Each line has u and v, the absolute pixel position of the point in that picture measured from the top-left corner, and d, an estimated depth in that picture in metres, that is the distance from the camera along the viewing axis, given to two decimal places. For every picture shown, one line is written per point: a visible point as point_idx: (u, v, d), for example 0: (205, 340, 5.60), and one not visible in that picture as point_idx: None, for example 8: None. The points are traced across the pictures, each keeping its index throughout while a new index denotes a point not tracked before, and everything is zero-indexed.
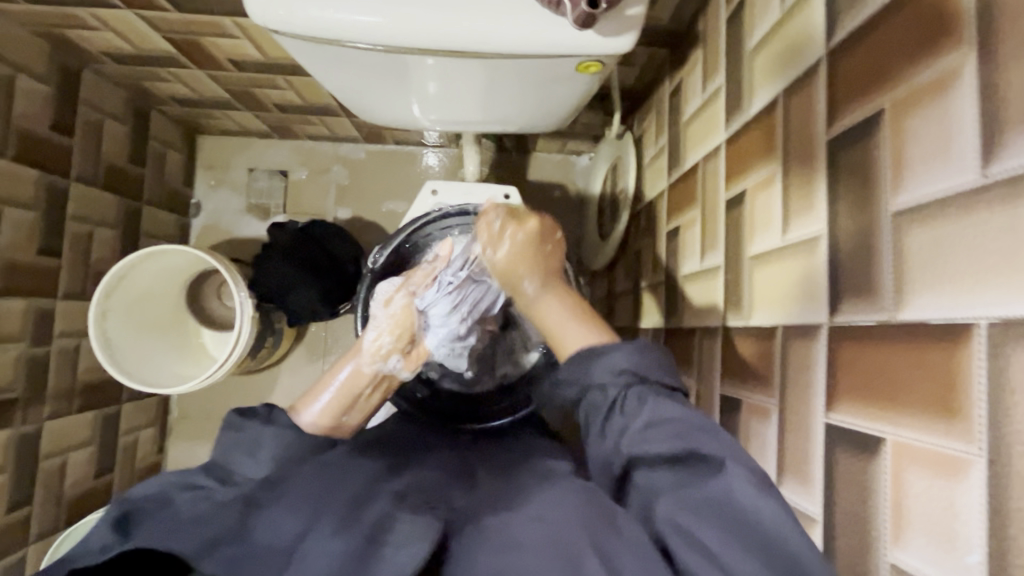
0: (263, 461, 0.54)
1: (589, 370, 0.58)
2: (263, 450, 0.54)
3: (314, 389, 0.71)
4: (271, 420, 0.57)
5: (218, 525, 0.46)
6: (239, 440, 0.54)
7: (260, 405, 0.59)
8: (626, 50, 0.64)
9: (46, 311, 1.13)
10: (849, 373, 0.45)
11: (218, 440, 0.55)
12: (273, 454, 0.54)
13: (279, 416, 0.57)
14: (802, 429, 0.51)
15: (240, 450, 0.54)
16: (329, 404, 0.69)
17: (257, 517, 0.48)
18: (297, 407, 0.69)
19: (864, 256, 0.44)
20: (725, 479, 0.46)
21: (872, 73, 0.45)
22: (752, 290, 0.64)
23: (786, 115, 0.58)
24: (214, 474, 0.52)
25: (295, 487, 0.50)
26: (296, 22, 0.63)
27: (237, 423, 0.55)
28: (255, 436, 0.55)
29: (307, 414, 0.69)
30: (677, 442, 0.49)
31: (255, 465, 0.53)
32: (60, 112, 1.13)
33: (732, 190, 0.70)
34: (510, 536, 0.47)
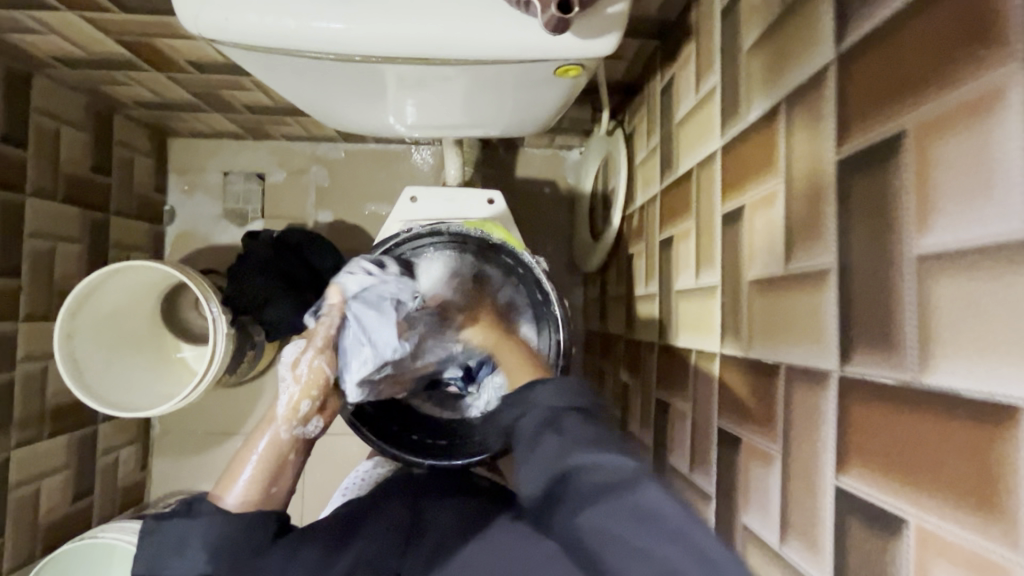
0: (189, 555, 0.55)
1: (525, 392, 0.65)
2: (189, 548, 0.55)
3: (235, 467, 0.66)
4: (193, 512, 0.59)
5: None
6: (163, 543, 0.55)
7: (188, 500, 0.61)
8: (608, 53, 0.57)
9: (7, 335, 1.07)
10: (862, 433, 0.40)
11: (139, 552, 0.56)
12: (202, 548, 0.55)
13: (201, 508, 0.59)
14: (808, 486, 0.46)
15: (168, 552, 0.55)
16: (247, 482, 0.64)
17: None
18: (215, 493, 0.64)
19: (882, 302, 0.38)
20: (636, 480, 0.51)
21: (894, 86, 0.38)
22: (750, 319, 0.58)
23: (788, 126, 0.51)
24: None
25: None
26: (233, 29, 0.55)
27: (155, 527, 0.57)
28: (181, 533, 0.56)
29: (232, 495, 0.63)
30: (589, 441, 0.56)
31: (183, 560, 0.54)
32: (8, 122, 1.05)
33: (729, 204, 0.64)
34: None
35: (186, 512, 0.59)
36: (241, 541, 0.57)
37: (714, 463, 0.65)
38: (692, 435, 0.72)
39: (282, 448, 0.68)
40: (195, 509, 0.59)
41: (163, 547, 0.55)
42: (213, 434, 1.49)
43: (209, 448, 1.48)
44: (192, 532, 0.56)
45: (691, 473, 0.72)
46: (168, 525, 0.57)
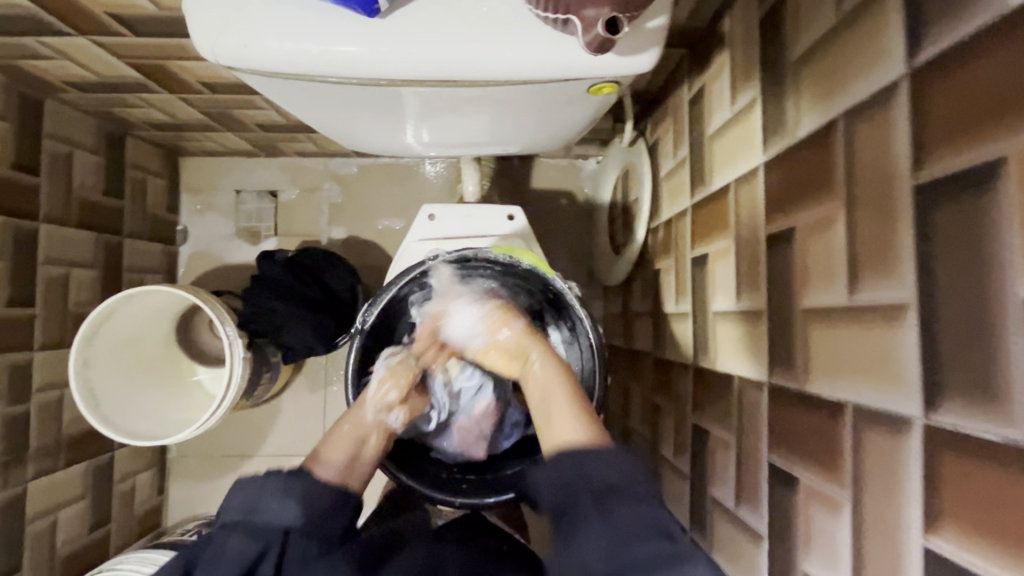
0: (287, 508, 0.63)
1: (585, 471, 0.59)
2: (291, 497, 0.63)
3: (330, 437, 0.74)
4: (293, 472, 0.67)
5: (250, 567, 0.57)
6: (267, 490, 0.64)
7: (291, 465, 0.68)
8: (647, 70, 0.54)
9: (23, 365, 1.05)
10: (960, 494, 0.36)
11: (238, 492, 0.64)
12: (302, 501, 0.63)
13: (303, 472, 0.67)
14: (888, 542, 0.42)
15: (273, 497, 0.63)
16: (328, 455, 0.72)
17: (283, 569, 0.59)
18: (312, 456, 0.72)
19: (982, 350, 0.34)
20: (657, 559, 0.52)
21: (987, 110, 0.34)
22: (805, 350, 0.54)
23: (848, 145, 0.48)
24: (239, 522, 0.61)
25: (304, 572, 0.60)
26: (252, 57, 0.52)
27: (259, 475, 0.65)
28: (286, 486, 0.64)
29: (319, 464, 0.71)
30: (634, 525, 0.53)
31: (280, 511, 0.62)
32: (21, 149, 1.04)
33: (776, 224, 0.60)
34: None
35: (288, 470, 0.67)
36: (329, 505, 0.66)
37: (765, 501, 0.61)
38: (737, 467, 0.68)
39: (364, 429, 0.75)
40: (293, 470, 0.67)
41: (268, 493, 0.63)
42: (230, 456, 1.46)
43: (226, 471, 1.46)
44: (293, 488, 0.64)
45: (735, 508, 0.68)
46: (274, 476, 0.65)
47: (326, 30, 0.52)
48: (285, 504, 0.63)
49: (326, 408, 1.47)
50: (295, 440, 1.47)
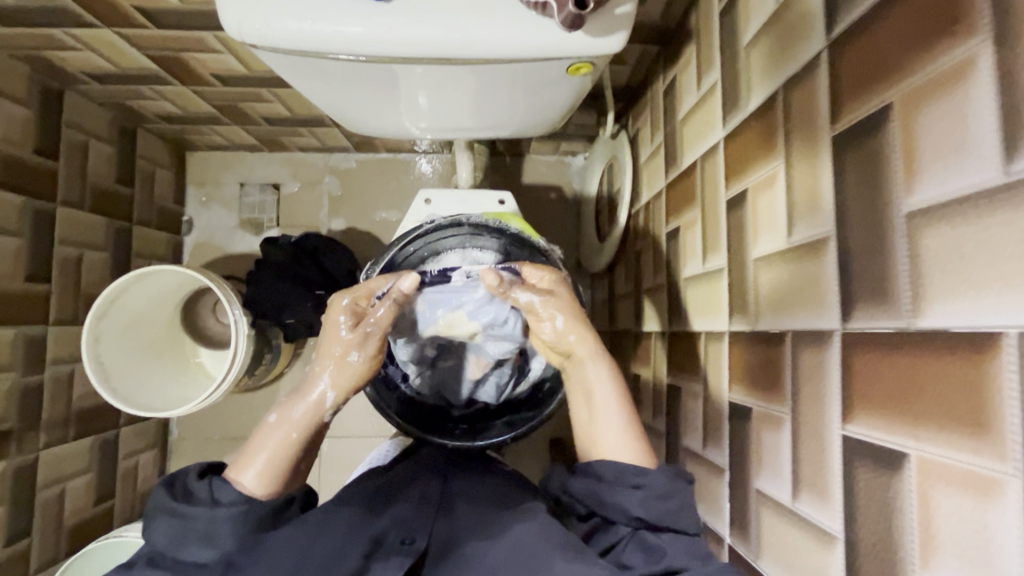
0: (213, 544, 0.55)
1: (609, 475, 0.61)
2: (215, 536, 0.56)
3: (260, 440, 0.62)
4: (214, 500, 0.57)
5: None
6: (188, 528, 0.55)
7: (200, 484, 0.58)
8: (616, 51, 0.62)
9: (38, 338, 1.11)
10: (866, 383, 0.43)
11: (158, 526, 0.56)
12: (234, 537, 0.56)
13: (222, 493, 0.58)
14: (817, 441, 0.49)
15: (191, 537, 0.55)
16: (268, 471, 0.61)
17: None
18: (235, 467, 0.61)
19: (878, 263, 0.42)
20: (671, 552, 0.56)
21: (878, 68, 0.42)
22: (757, 293, 0.61)
23: (786, 111, 0.56)
24: (165, 560, 0.55)
25: (279, 541, 0.56)
26: (273, 35, 0.60)
27: (176, 509, 0.56)
28: (204, 523, 0.55)
29: (250, 477, 0.60)
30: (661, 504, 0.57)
31: (206, 550, 0.55)
32: (42, 135, 1.11)
33: (733, 189, 0.68)
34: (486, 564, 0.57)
35: (205, 501, 0.57)
36: (265, 522, 0.58)
37: (726, 437, 0.68)
38: (704, 414, 0.75)
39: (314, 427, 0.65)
40: (217, 495, 0.58)
41: (191, 532, 0.55)
42: (230, 438, 1.51)
43: (226, 453, 1.51)
44: (217, 526, 0.56)
45: (703, 451, 0.75)
46: (193, 510, 0.55)
47: (340, 14, 0.60)
48: (209, 544, 0.55)
49: None
50: None
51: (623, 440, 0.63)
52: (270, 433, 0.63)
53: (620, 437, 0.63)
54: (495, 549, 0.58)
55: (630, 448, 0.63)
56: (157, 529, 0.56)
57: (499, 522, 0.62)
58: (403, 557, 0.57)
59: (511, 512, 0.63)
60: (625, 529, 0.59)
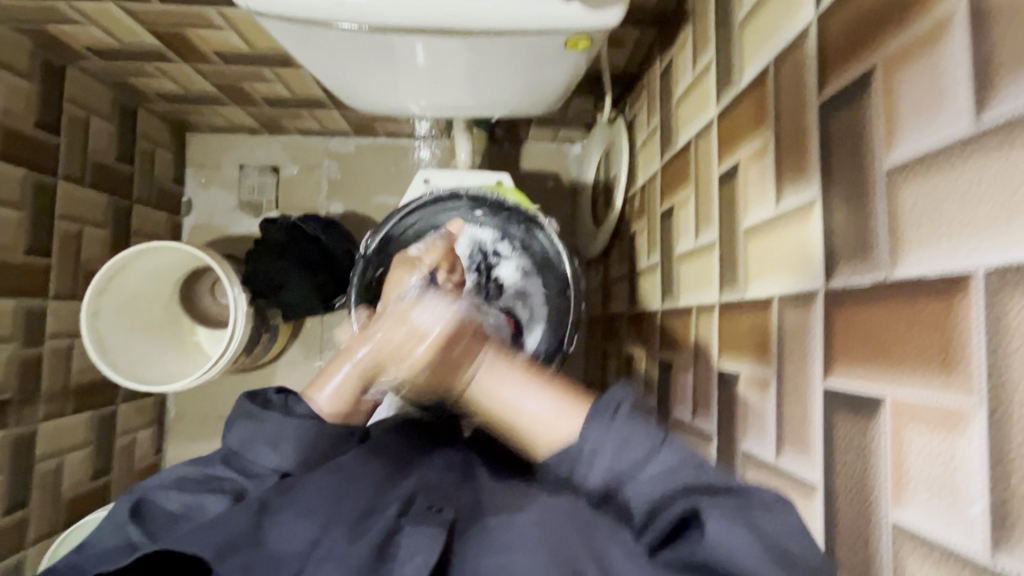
0: (281, 453, 0.55)
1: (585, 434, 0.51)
2: (282, 442, 0.56)
3: (335, 367, 0.64)
4: (289, 411, 0.58)
5: (234, 530, 0.47)
6: (261, 431, 0.55)
7: (278, 394, 0.60)
8: (613, 24, 0.64)
9: (38, 311, 1.12)
10: (846, 336, 0.45)
11: (234, 427, 0.56)
12: (295, 447, 0.56)
13: (295, 407, 0.58)
14: (800, 398, 0.51)
15: (260, 440, 0.55)
16: (338, 395, 0.63)
17: (270, 523, 0.49)
18: (308, 393, 0.63)
19: (860, 222, 0.44)
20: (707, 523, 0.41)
21: (862, 35, 0.44)
22: (746, 263, 0.63)
23: (777, 83, 0.58)
24: (234, 463, 0.56)
25: (306, 491, 0.52)
26: (278, 2, 0.62)
27: (253, 412, 0.56)
28: (275, 429, 0.56)
29: (323, 398, 0.62)
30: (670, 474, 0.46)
31: (276, 456, 0.55)
32: (45, 109, 1.12)
33: (725, 163, 0.70)
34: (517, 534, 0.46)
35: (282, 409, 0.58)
36: (326, 447, 0.58)
37: (715, 406, 0.70)
38: (694, 385, 0.77)
39: (376, 364, 0.66)
40: (292, 405, 0.59)
41: (263, 437, 0.55)
42: None
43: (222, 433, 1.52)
44: (286, 433, 0.56)
45: (693, 421, 0.77)
46: (270, 414, 0.56)
47: None
48: (278, 448, 0.55)
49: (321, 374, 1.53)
50: None
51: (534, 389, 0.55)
52: (340, 364, 0.65)
53: (535, 392, 0.55)
54: (534, 513, 0.51)
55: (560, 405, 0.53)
56: (233, 430, 0.56)
57: (530, 491, 0.55)
58: (437, 526, 0.47)
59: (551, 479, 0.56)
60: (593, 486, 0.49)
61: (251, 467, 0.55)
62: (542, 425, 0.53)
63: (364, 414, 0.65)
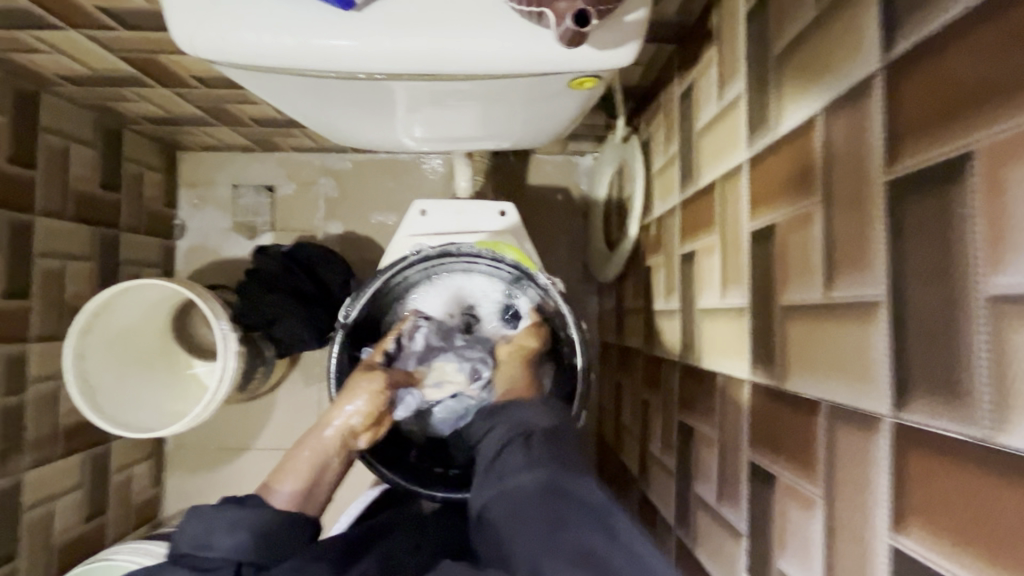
0: (239, 541, 0.56)
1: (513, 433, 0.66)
2: (238, 529, 0.57)
3: (286, 464, 0.68)
4: (242, 504, 0.60)
5: None
6: (216, 521, 0.57)
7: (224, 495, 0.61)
8: (627, 64, 0.54)
9: (19, 356, 1.07)
10: (927, 496, 0.35)
11: (188, 529, 0.57)
12: (250, 533, 0.57)
13: (249, 501, 0.60)
14: (857, 537, 0.42)
15: (218, 531, 0.56)
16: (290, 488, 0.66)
17: None
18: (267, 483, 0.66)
19: (948, 349, 0.34)
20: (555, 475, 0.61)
21: (953, 106, 0.34)
22: (784, 348, 0.53)
23: (828, 140, 0.47)
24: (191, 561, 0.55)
25: None
26: (230, 50, 0.53)
27: (208, 509, 0.57)
28: (232, 518, 0.57)
29: (280, 493, 0.65)
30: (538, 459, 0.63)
31: (232, 543, 0.56)
32: (18, 142, 1.05)
33: (757, 220, 0.60)
34: None
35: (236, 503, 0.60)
36: (282, 536, 0.60)
37: (745, 499, 0.61)
38: (719, 466, 0.68)
39: (326, 449, 0.70)
40: (245, 500, 0.60)
41: (218, 522, 0.57)
42: (226, 450, 1.48)
43: (222, 465, 1.48)
44: (244, 519, 0.57)
45: (718, 504, 0.68)
46: (224, 508, 0.58)
47: (306, 24, 0.52)
48: (234, 533, 0.56)
49: (321, 403, 1.48)
50: (288, 435, 1.48)
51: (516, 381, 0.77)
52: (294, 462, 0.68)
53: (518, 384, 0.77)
54: None
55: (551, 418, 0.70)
56: (185, 534, 0.57)
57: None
58: None
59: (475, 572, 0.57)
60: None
61: (206, 558, 0.55)
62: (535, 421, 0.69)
63: (317, 507, 0.67)
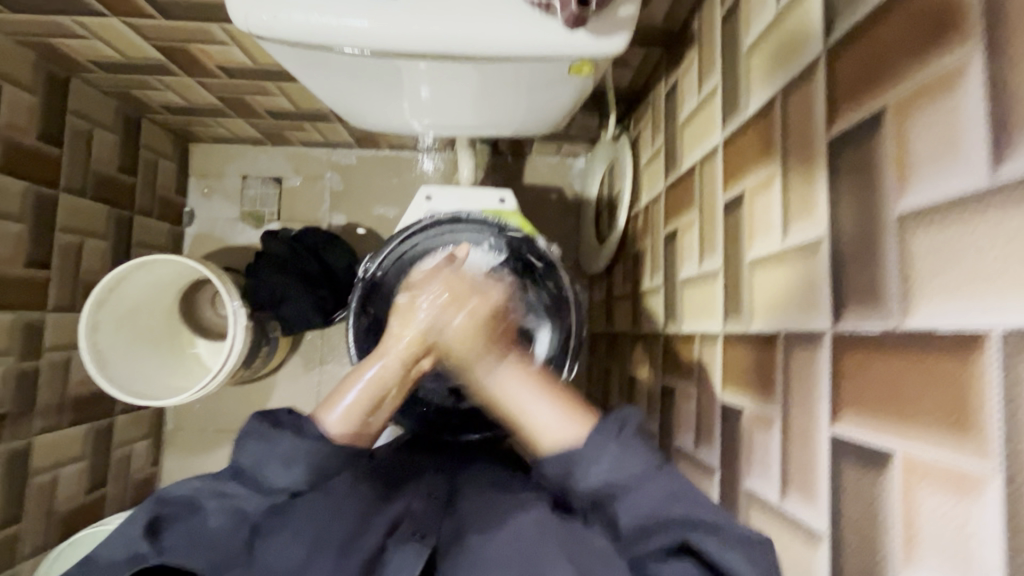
0: (291, 472, 0.58)
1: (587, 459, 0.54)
2: (293, 463, 0.58)
3: (338, 392, 0.64)
4: (300, 429, 0.60)
5: (227, 552, 0.57)
6: (273, 452, 0.58)
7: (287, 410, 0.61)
8: (619, 52, 0.63)
9: (36, 324, 1.11)
10: (856, 385, 0.43)
11: (246, 446, 0.59)
12: (305, 468, 0.58)
13: (308, 427, 0.60)
14: (806, 439, 0.49)
15: (272, 461, 0.58)
16: (347, 415, 0.62)
17: (262, 541, 0.58)
18: (315, 413, 0.62)
19: (870, 264, 0.42)
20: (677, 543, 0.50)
21: (873, 75, 0.43)
22: (751, 295, 0.62)
23: (785, 114, 0.56)
24: (248, 479, 0.59)
25: (301, 513, 0.59)
26: (280, 27, 0.61)
27: (265, 431, 0.59)
28: (285, 451, 0.58)
29: (334, 415, 0.62)
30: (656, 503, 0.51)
31: (286, 476, 0.58)
32: (48, 122, 1.12)
33: (730, 192, 0.69)
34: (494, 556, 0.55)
35: (294, 429, 0.60)
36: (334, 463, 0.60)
37: (718, 438, 0.68)
38: (697, 415, 0.76)
39: (387, 382, 0.66)
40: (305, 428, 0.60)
41: (274, 455, 0.58)
42: (224, 432, 1.51)
43: (220, 446, 1.51)
44: (298, 456, 0.58)
45: (695, 450, 0.75)
46: (280, 436, 0.58)
47: (347, 8, 0.61)
48: (291, 470, 0.58)
49: (320, 387, 1.52)
50: None
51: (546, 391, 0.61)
52: (360, 375, 0.66)
53: (548, 401, 0.59)
54: (497, 542, 0.56)
55: (563, 414, 0.58)
56: (245, 447, 0.59)
57: (501, 513, 0.60)
58: (418, 544, 0.58)
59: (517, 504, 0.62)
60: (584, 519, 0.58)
61: (262, 482, 0.59)
62: (548, 428, 0.58)
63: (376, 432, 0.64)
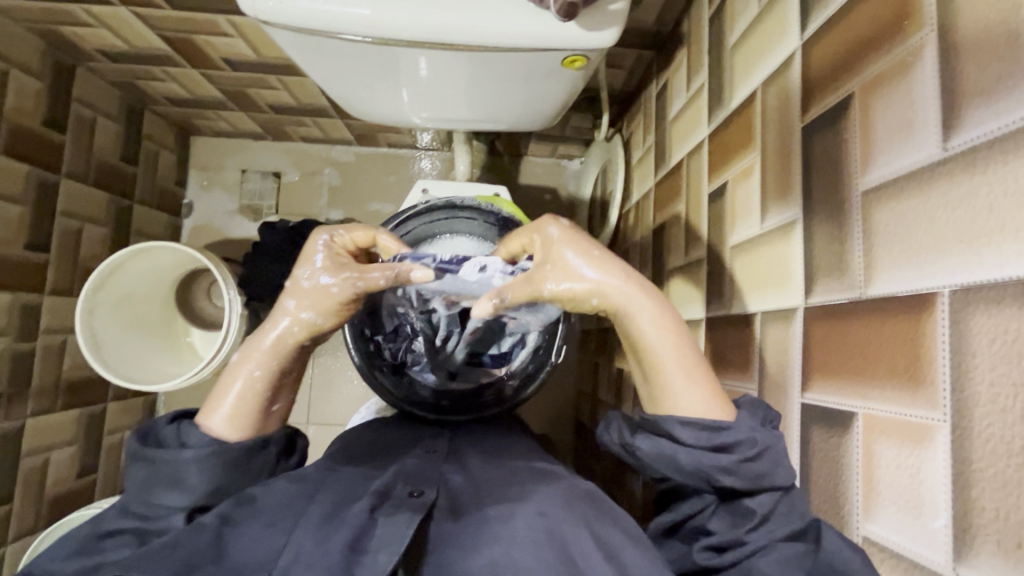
0: (187, 490, 0.57)
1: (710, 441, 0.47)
2: (183, 480, 0.57)
3: (223, 388, 0.62)
4: (181, 443, 0.59)
5: (188, 551, 0.51)
6: (156, 477, 0.57)
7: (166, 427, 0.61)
8: (609, 45, 0.66)
9: (33, 306, 1.13)
10: (823, 354, 0.46)
11: (133, 473, 0.58)
12: (201, 481, 0.57)
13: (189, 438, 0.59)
14: (781, 410, 0.52)
15: (160, 484, 0.57)
16: (234, 415, 0.61)
17: (230, 535, 0.54)
18: (203, 416, 0.62)
19: (838, 239, 0.45)
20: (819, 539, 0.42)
21: (842, 64, 0.46)
22: (733, 280, 0.64)
23: (764, 105, 0.59)
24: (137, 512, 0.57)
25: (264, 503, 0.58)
26: (286, 13, 0.64)
27: (146, 455, 0.57)
28: (170, 472, 0.57)
29: (218, 421, 0.61)
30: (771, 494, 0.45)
31: (181, 495, 0.57)
32: (52, 109, 1.14)
33: (714, 182, 0.71)
34: (515, 526, 0.53)
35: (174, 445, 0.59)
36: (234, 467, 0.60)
37: None
38: None
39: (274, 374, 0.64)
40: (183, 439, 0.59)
41: (160, 478, 0.57)
42: None
43: None
44: (185, 476, 0.57)
45: None
46: (160, 454, 0.57)
47: None
48: (184, 490, 0.57)
49: None
50: None
51: (690, 380, 0.53)
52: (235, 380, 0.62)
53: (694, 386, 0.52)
54: (519, 513, 0.55)
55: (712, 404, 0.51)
56: (132, 478, 0.58)
57: (517, 489, 0.60)
58: (410, 511, 0.54)
59: (533, 479, 0.62)
60: (711, 495, 0.49)
61: (151, 508, 0.56)
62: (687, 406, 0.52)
63: (276, 421, 0.65)
